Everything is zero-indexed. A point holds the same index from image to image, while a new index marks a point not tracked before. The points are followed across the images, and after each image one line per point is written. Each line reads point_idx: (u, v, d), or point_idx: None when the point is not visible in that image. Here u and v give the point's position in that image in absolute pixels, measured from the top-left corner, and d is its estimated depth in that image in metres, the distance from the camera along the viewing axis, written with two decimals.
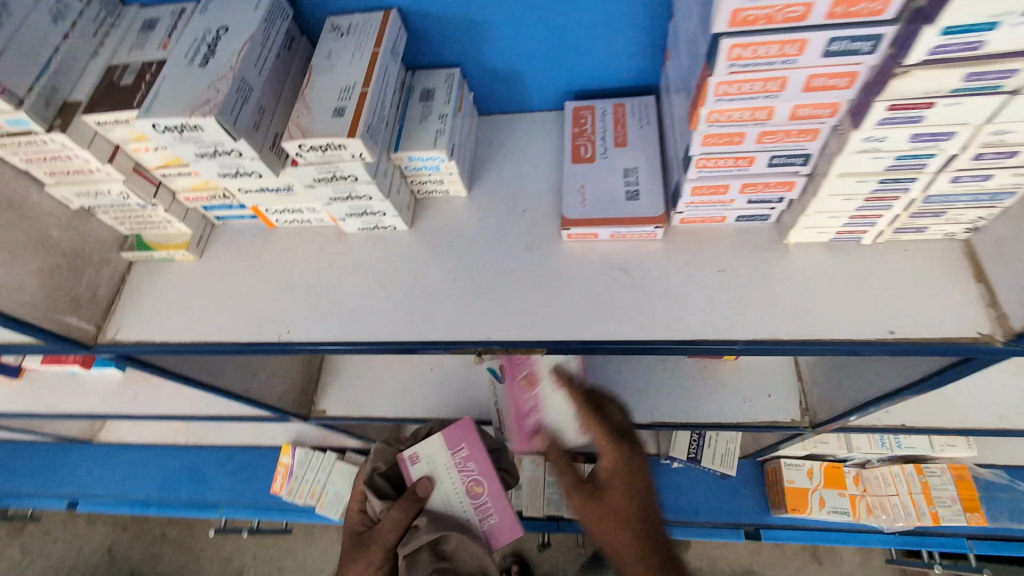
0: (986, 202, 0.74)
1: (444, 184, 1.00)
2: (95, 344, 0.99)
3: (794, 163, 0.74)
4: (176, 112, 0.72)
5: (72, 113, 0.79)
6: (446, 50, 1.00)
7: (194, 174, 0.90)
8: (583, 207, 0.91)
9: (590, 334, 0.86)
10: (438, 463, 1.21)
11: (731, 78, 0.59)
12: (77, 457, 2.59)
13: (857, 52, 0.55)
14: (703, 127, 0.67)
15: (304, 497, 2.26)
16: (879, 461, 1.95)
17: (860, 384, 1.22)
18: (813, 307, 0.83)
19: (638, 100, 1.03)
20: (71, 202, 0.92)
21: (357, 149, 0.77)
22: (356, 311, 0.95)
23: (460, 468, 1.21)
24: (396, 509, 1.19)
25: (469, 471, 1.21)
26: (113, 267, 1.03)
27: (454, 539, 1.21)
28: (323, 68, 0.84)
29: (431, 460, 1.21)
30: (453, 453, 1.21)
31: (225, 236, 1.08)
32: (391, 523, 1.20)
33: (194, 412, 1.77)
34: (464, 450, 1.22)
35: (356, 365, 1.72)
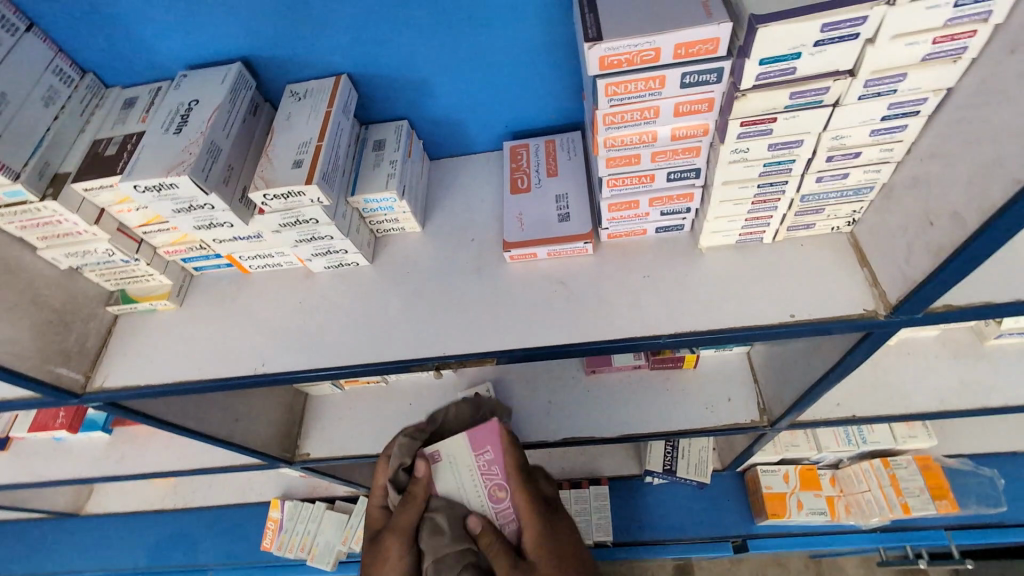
0: (853, 197, 0.87)
1: (400, 222, 1.12)
2: (83, 392, 1.06)
3: (689, 176, 0.87)
4: (155, 173, 0.84)
5: (63, 182, 0.89)
6: (395, 107, 1.14)
7: (172, 229, 1.00)
8: (522, 231, 1.03)
9: (535, 341, 0.96)
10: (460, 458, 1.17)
11: (614, 110, 0.73)
12: (62, 531, 2.55)
13: (707, 82, 0.69)
14: (603, 151, 0.80)
15: (294, 550, 2.24)
16: (850, 459, 2.02)
17: (801, 377, 1.32)
18: (726, 301, 0.94)
19: (566, 136, 1.18)
20: (61, 263, 1.02)
21: (315, 194, 0.89)
22: (324, 341, 1.05)
23: (482, 471, 1.15)
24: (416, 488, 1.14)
25: (492, 475, 1.15)
26: (99, 321, 1.12)
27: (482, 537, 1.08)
28: (284, 127, 0.97)
29: (454, 460, 1.17)
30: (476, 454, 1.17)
31: (202, 285, 1.18)
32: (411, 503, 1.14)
33: (181, 466, 1.80)
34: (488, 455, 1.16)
35: (338, 406, 1.79)
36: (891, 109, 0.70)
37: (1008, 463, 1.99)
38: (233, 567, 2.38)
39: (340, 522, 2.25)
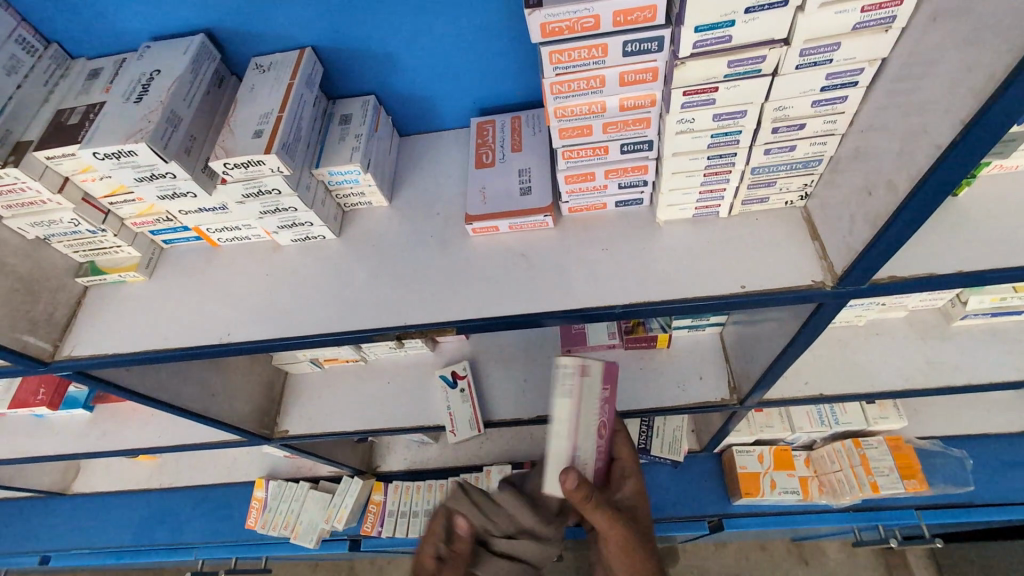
0: (802, 170, 0.89)
1: (366, 196, 1.13)
2: (51, 360, 1.07)
3: (641, 149, 0.88)
4: (113, 140, 0.85)
5: (24, 150, 0.90)
6: (363, 82, 1.15)
7: (138, 200, 1.02)
8: (483, 204, 1.05)
9: (495, 311, 0.98)
10: (564, 428, 1.12)
11: (560, 78, 0.74)
12: (50, 510, 2.57)
13: (649, 51, 0.71)
14: (555, 122, 0.82)
15: (278, 528, 2.27)
16: (823, 440, 2.06)
17: (767, 353, 1.35)
18: (680, 273, 0.96)
19: (532, 113, 1.19)
20: (27, 232, 1.03)
21: (275, 163, 0.91)
22: (288, 312, 1.07)
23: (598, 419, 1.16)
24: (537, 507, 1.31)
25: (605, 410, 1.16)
26: (68, 292, 1.13)
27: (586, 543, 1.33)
28: (246, 99, 0.98)
29: (588, 390, 1.10)
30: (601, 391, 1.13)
31: (172, 258, 1.19)
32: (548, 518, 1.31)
33: (162, 442, 1.82)
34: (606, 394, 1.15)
35: (317, 384, 1.82)
36: (829, 79, 0.72)
37: (978, 445, 2.03)
38: (220, 545, 2.41)
39: (323, 501, 2.27)
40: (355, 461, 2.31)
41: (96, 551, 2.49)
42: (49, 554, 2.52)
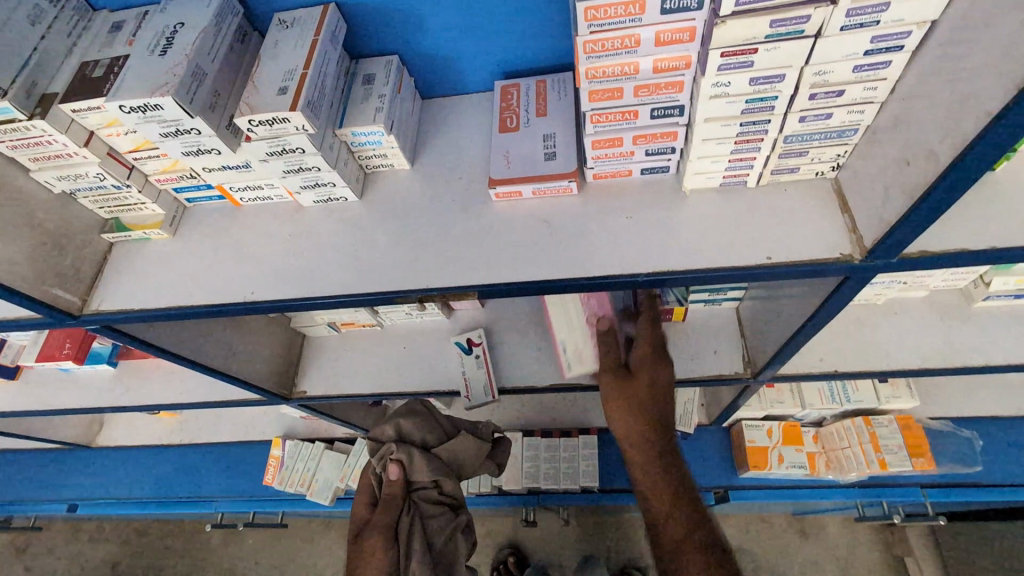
0: (836, 140, 0.86)
1: (389, 158, 1.12)
2: (80, 314, 1.09)
3: (672, 114, 0.86)
4: (139, 93, 0.84)
5: (51, 102, 0.90)
6: (386, 41, 1.13)
7: (162, 156, 1.02)
8: (507, 168, 1.04)
9: (517, 276, 0.98)
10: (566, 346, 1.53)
11: (593, 37, 0.72)
12: (76, 461, 2.68)
13: (688, 9, 0.69)
14: (586, 84, 0.80)
15: (295, 485, 2.35)
16: (833, 417, 2.07)
17: (785, 327, 1.35)
18: (704, 243, 0.96)
19: (558, 77, 1.16)
20: (54, 187, 1.04)
21: (300, 122, 0.90)
22: (311, 272, 1.08)
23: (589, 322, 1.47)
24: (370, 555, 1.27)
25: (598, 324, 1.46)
26: (95, 248, 1.14)
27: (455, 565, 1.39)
28: (270, 55, 0.97)
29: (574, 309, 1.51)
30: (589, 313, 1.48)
31: (195, 217, 1.20)
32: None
33: (183, 400, 1.87)
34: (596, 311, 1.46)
35: (334, 347, 1.86)
36: (875, 42, 0.70)
37: (988, 426, 2.03)
38: (238, 500, 2.49)
39: (339, 461, 2.35)
40: (369, 424, 2.37)
41: (120, 501, 2.60)
42: (76, 502, 2.63)
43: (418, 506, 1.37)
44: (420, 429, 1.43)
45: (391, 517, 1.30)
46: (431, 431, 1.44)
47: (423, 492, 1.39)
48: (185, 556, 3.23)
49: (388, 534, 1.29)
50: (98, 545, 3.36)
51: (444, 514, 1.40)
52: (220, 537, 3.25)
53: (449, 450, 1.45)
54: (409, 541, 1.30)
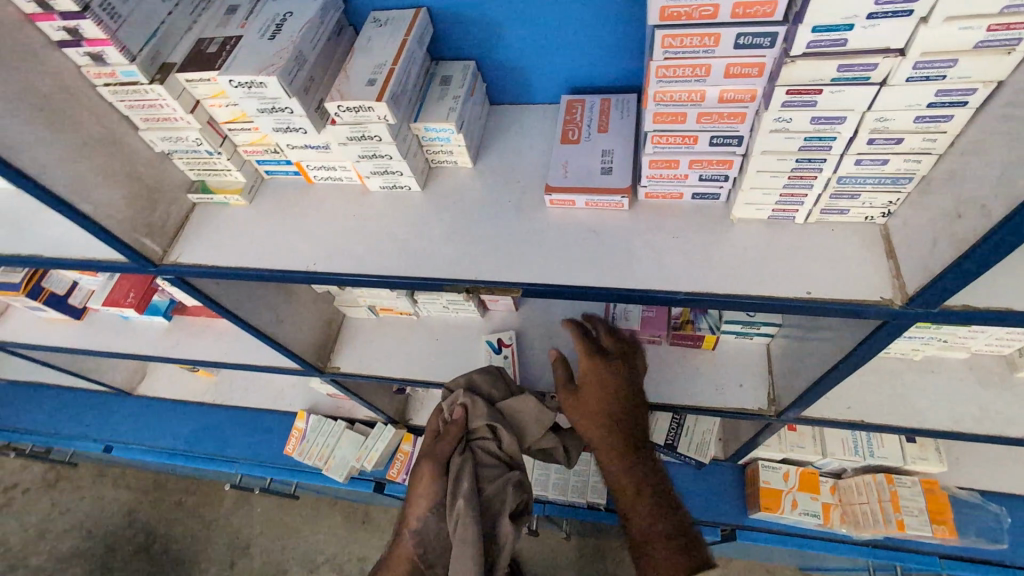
0: (890, 186, 0.89)
1: (454, 155, 1.19)
2: (160, 263, 1.20)
3: (730, 143, 0.90)
4: (248, 70, 0.94)
5: (169, 70, 1.02)
6: (467, 46, 1.21)
7: (253, 129, 1.12)
8: (564, 177, 1.10)
9: (561, 280, 1.04)
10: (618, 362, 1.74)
11: (667, 63, 0.78)
12: (117, 406, 2.84)
13: (760, 46, 0.74)
14: (652, 106, 0.85)
15: (313, 458, 2.43)
16: (854, 471, 2.02)
17: (816, 366, 1.35)
18: (747, 271, 0.99)
19: (623, 96, 1.21)
20: (156, 146, 1.15)
21: (383, 112, 0.99)
22: (372, 251, 1.16)
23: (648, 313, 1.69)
24: (424, 480, 1.39)
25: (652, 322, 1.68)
26: (180, 206, 1.25)
27: (503, 513, 1.38)
28: (363, 49, 1.06)
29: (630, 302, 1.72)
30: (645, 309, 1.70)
31: (270, 188, 1.29)
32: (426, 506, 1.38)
33: (226, 359, 1.99)
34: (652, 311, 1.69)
35: (371, 330, 1.94)
36: (938, 96, 0.73)
37: (1021, 505, 1.95)
38: (258, 465, 2.60)
39: (357, 441, 2.44)
40: (390, 410, 2.44)
41: (150, 450, 2.74)
42: (110, 445, 2.79)
43: (475, 449, 1.44)
44: (489, 382, 1.55)
45: (448, 448, 1.41)
46: (498, 388, 1.55)
47: (482, 441, 1.46)
48: (196, 515, 3.36)
49: (440, 463, 1.39)
50: (118, 492, 3.52)
51: (498, 467, 1.44)
52: (231, 502, 3.37)
53: (511, 408, 1.53)
54: (458, 477, 1.36)
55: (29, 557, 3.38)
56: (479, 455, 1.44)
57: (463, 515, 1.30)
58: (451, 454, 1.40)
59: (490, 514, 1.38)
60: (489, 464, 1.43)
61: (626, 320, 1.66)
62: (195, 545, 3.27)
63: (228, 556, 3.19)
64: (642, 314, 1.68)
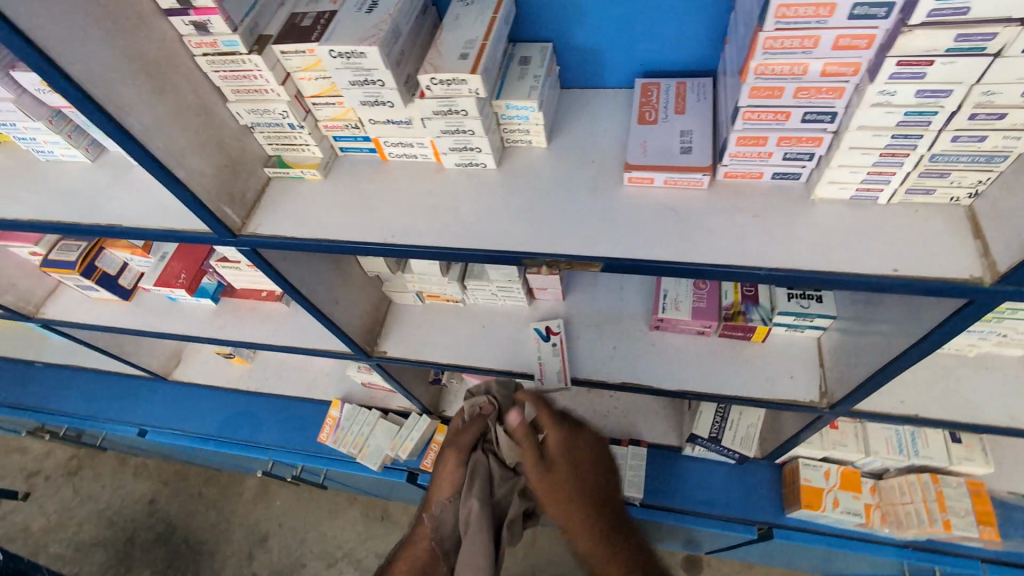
0: (983, 165, 0.90)
1: (530, 134, 1.21)
2: (239, 234, 1.22)
3: (823, 119, 0.92)
4: (350, 41, 0.97)
5: (266, 42, 1.05)
6: (545, 29, 1.24)
7: (338, 104, 1.15)
8: (644, 156, 1.11)
9: (641, 255, 1.06)
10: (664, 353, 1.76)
11: (777, 33, 0.80)
12: (151, 391, 2.88)
13: (874, 16, 0.75)
14: (751, 79, 0.87)
15: (347, 446, 2.44)
16: (896, 471, 1.99)
17: (878, 356, 1.35)
18: (829, 248, 1.00)
19: (698, 80, 1.23)
20: (241, 118, 1.18)
21: (476, 85, 1.01)
22: (450, 225, 1.18)
23: (696, 301, 1.71)
24: (446, 469, 1.78)
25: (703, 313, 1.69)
26: (258, 179, 1.28)
27: (507, 503, 1.76)
28: (453, 26, 1.08)
29: (677, 289, 1.74)
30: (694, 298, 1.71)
31: (344, 164, 1.32)
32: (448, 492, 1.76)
33: (273, 342, 2.02)
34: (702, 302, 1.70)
35: (418, 316, 1.96)
36: None
37: None
38: (291, 452, 2.61)
39: (391, 431, 2.45)
40: (425, 400, 2.45)
41: (184, 434, 2.77)
42: (144, 429, 2.83)
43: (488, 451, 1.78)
44: (507, 397, 1.82)
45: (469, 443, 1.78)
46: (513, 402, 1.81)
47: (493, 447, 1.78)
48: (217, 505, 3.38)
49: (458, 459, 1.76)
50: (139, 481, 3.54)
51: (506, 473, 1.77)
52: (251, 494, 3.38)
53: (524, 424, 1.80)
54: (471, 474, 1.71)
55: (49, 544, 3.39)
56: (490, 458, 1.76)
57: (474, 507, 1.66)
58: (469, 451, 1.76)
59: (498, 510, 1.75)
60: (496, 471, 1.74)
61: (675, 310, 1.69)
62: (215, 534, 3.28)
63: (248, 548, 3.19)
64: (691, 304, 1.71)
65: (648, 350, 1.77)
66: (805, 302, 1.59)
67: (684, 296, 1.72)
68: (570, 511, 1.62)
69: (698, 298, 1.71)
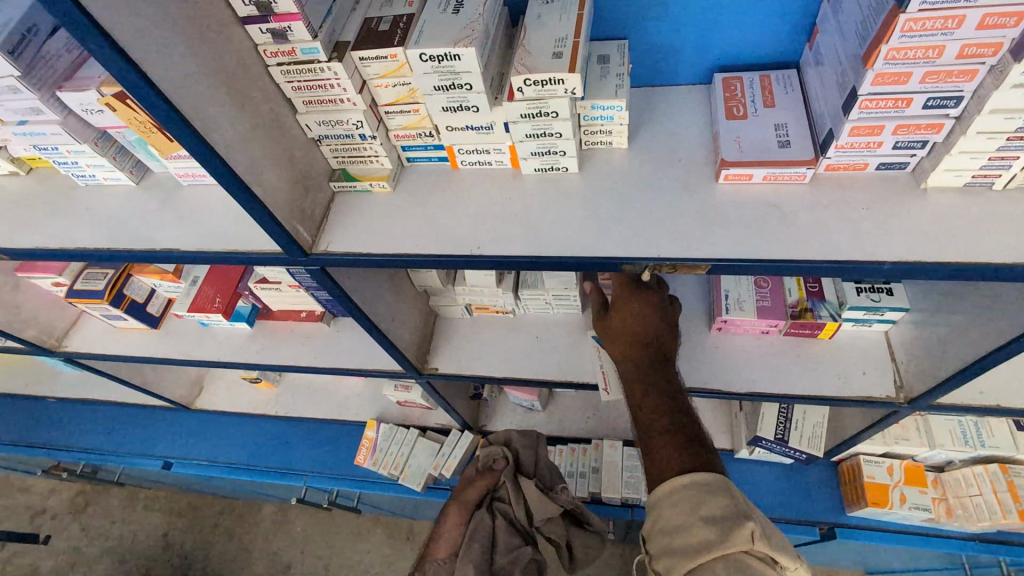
0: None
1: (612, 135, 1.16)
2: (310, 252, 1.15)
3: (946, 105, 0.88)
4: (443, 43, 0.92)
5: (344, 49, 0.99)
6: (619, 26, 1.19)
7: (414, 111, 1.09)
8: (740, 151, 1.07)
9: (749, 254, 1.01)
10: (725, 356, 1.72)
11: (919, 15, 0.77)
12: (174, 421, 2.77)
13: None
14: (879, 65, 0.84)
15: (388, 468, 2.36)
16: (961, 462, 1.96)
17: (968, 347, 1.32)
18: (951, 236, 0.96)
19: (781, 73, 1.20)
20: (310, 130, 1.12)
21: (573, 84, 0.96)
22: (535, 233, 1.12)
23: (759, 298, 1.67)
24: (445, 526, 1.43)
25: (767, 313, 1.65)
26: (324, 194, 1.21)
27: None
28: (537, 25, 1.04)
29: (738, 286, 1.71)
30: (758, 295, 1.67)
31: (411, 175, 1.26)
32: (442, 555, 1.37)
33: (315, 364, 1.93)
34: (766, 300, 1.66)
35: (467, 329, 1.89)
36: None
37: None
38: (325, 476, 2.52)
39: (432, 449, 2.37)
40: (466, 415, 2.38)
41: (211, 464, 2.67)
42: (169, 461, 2.72)
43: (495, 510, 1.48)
44: (527, 450, 1.61)
45: (474, 496, 1.48)
46: (532, 456, 1.61)
47: (504, 505, 1.49)
48: (235, 535, 3.24)
49: (462, 511, 1.44)
50: (151, 515, 3.39)
51: (515, 539, 1.43)
52: (271, 520, 3.25)
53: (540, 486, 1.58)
54: (475, 530, 1.38)
55: None
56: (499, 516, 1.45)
57: None
58: (474, 504, 1.46)
59: None
60: (505, 534, 1.42)
61: (740, 309, 1.65)
62: (234, 566, 3.14)
63: None
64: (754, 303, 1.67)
65: (711, 351, 1.73)
66: (875, 295, 1.53)
67: (747, 292, 1.68)
68: (635, 358, 1.31)
69: (762, 296, 1.67)
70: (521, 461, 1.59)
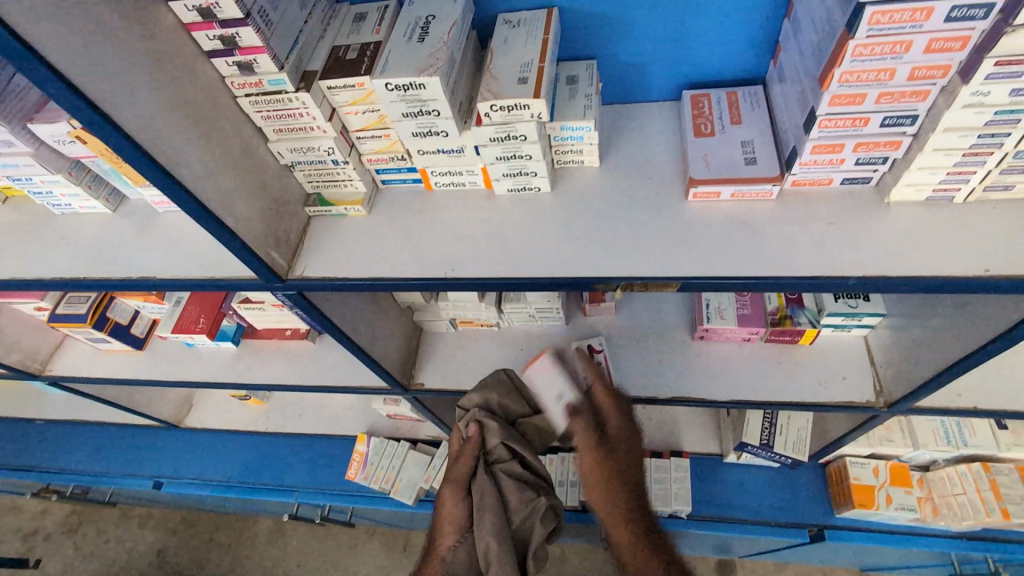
0: None
1: (583, 154, 1.18)
2: (286, 278, 1.16)
3: (902, 123, 0.90)
4: (408, 72, 0.93)
5: (312, 78, 0.99)
6: (588, 46, 1.21)
7: (385, 135, 1.10)
8: (707, 169, 1.08)
9: (718, 271, 1.02)
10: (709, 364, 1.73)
11: (868, 40, 0.79)
12: (164, 440, 2.76)
13: (972, 18, 0.74)
14: (833, 87, 0.86)
15: (379, 482, 2.37)
16: (944, 462, 1.98)
17: (943, 352, 1.33)
18: (915, 250, 0.97)
19: (748, 89, 1.22)
20: (282, 158, 1.12)
21: (539, 109, 0.97)
22: (509, 253, 1.13)
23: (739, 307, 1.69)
24: (448, 507, 1.46)
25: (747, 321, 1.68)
26: (299, 219, 1.22)
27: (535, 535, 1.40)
28: (503, 50, 1.05)
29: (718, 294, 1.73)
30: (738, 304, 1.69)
31: (386, 197, 1.27)
32: (454, 535, 1.44)
33: (301, 382, 1.94)
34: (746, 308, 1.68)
35: (452, 343, 1.90)
36: None
37: None
38: (317, 492, 2.52)
39: (423, 462, 2.37)
40: None
41: (202, 482, 2.66)
42: (160, 480, 2.71)
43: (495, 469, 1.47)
44: (506, 398, 1.56)
45: (467, 471, 1.46)
46: (513, 400, 1.57)
47: (501, 463, 1.48)
48: (229, 551, 3.23)
49: (460, 487, 1.46)
50: (145, 533, 3.37)
51: (524, 491, 1.44)
52: (266, 535, 3.24)
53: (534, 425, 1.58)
54: (481, 506, 1.40)
55: None
56: (499, 476, 1.45)
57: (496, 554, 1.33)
58: (470, 476, 1.46)
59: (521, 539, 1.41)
60: (513, 491, 1.43)
61: (721, 317, 1.67)
62: None
63: None
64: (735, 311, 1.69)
65: (694, 360, 1.74)
66: (852, 301, 1.55)
67: (727, 300, 1.70)
68: None
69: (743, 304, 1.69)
70: (506, 409, 1.56)
